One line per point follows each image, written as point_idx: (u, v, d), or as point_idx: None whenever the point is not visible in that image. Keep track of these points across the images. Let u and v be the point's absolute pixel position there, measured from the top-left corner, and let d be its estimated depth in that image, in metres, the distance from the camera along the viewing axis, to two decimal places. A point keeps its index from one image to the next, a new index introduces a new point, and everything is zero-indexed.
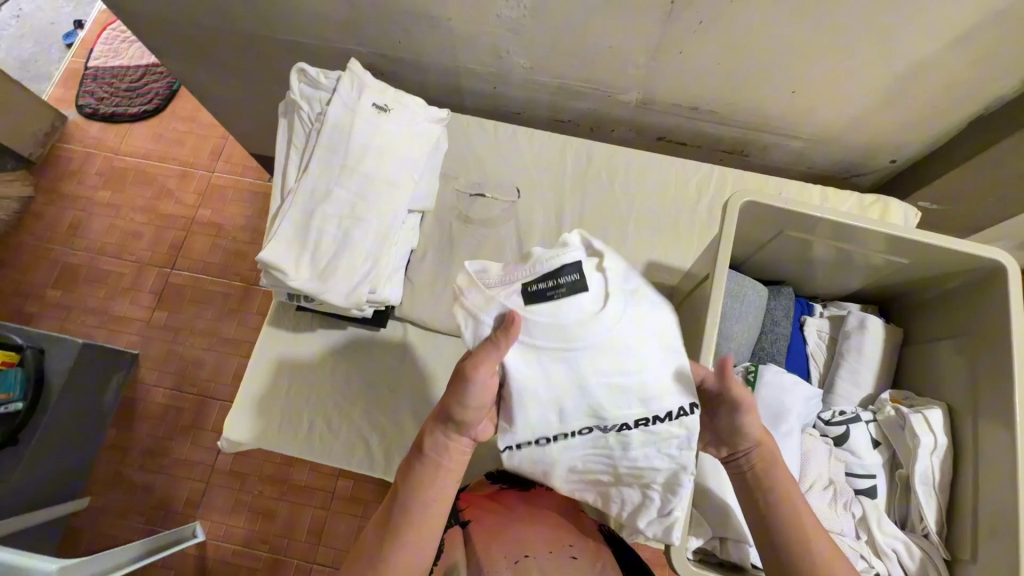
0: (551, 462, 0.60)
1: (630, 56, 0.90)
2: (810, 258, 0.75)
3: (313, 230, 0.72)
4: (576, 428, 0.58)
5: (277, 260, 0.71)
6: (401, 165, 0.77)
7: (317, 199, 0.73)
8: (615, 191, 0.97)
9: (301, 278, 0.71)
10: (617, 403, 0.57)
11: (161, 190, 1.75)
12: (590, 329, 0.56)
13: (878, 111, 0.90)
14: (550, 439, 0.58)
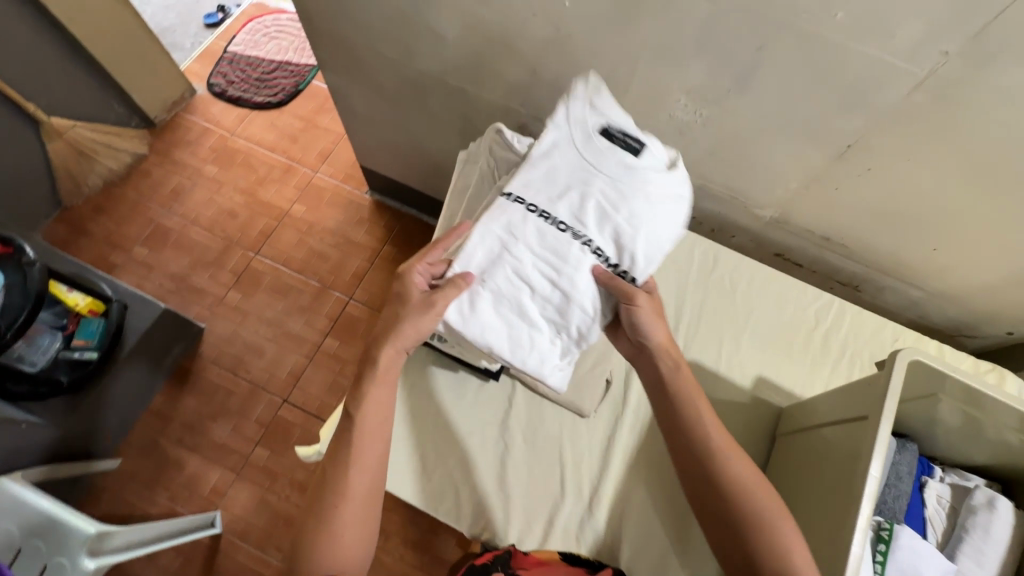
0: (513, 261, 0.67)
1: (782, 178, 0.94)
2: (944, 422, 0.75)
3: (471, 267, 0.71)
4: (558, 215, 0.67)
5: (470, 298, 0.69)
6: (628, 209, 0.67)
7: None
8: (735, 299, 0.99)
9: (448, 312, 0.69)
10: (600, 224, 0.67)
11: (265, 177, 1.82)
12: (647, 175, 0.68)
13: (1014, 287, 0.92)
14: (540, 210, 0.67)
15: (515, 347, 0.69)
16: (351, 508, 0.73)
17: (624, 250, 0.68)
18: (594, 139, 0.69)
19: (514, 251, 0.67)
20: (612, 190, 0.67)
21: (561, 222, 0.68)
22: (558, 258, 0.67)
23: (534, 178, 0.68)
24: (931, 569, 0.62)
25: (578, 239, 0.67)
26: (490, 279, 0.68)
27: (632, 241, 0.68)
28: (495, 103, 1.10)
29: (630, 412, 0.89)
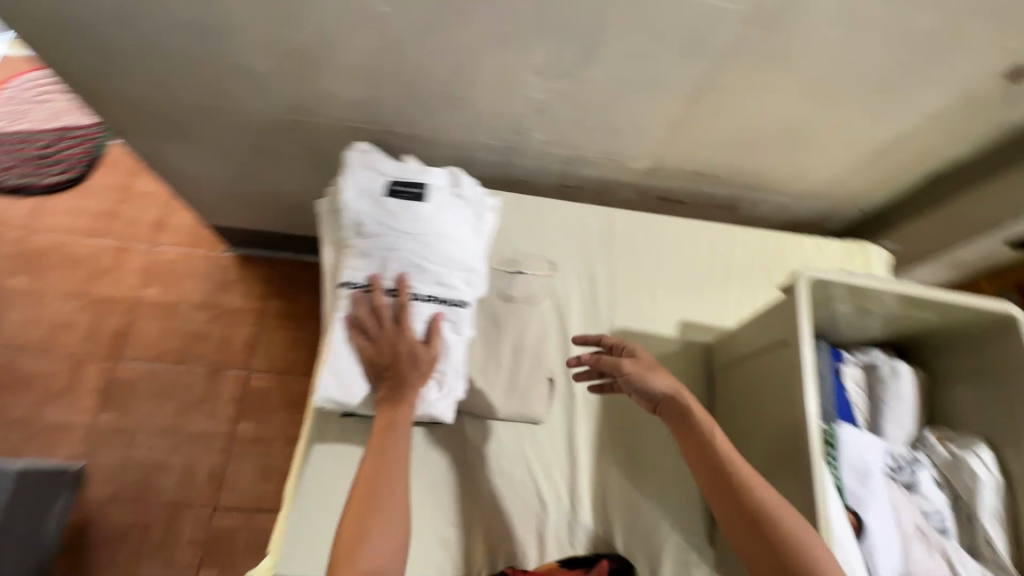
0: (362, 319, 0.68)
1: (648, 130, 0.95)
2: (843, 315, 0.83)
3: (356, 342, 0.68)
4: (389, 285, 0.69)
5: (341, 391, 0.66)
6: (437, 249, 0.70)
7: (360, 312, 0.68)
8: (640, 256, 1.01)
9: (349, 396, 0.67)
10: (426, 273, 0.70)
11: (93, 271, 1.52)
12: (447, 209, 0.73)
13: (856, 172, 1.03)
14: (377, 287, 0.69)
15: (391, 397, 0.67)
16: (382, 537, 0.58)
17: (451, 285, 0.71)
18: (384, 200, 0.69)
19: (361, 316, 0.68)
20: (429, 244, 0.70)
21: (388, 285, 0.69)
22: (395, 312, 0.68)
23: (357, 262, 0.70)
24: (869, 451, 0.69)
25: (408, 294, 0.69)
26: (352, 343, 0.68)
27: (458, 273, 0.72)
28: (340, 127, 0.99)
29: (581, 402, 0.89)
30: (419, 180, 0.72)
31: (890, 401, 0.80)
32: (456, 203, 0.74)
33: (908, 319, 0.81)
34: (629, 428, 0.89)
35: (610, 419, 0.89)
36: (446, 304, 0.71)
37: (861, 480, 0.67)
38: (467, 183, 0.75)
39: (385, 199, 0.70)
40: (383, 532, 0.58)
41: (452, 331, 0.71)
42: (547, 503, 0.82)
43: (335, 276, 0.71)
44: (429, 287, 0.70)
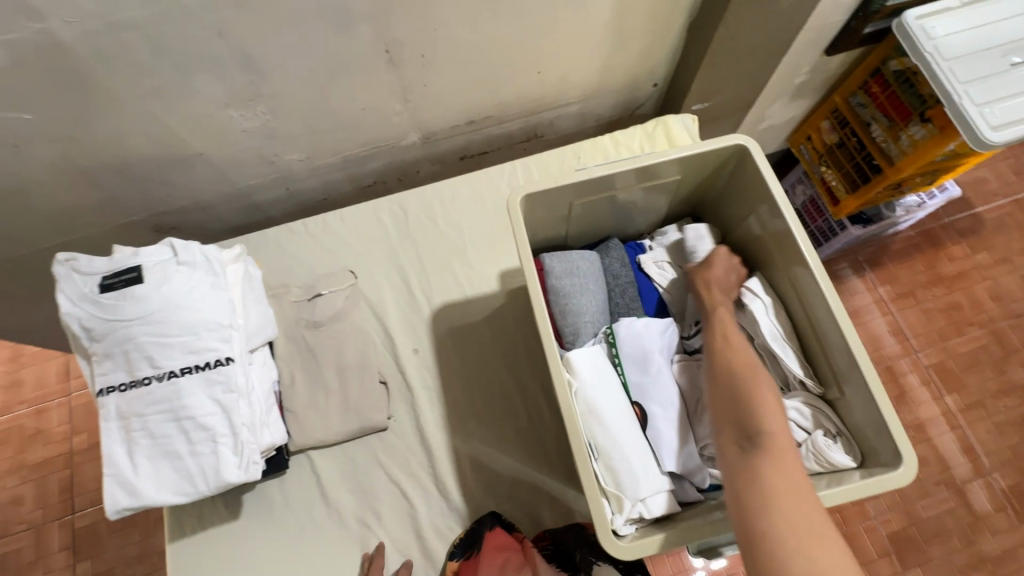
0: (132, 417, 0.68)
1: (385, 107, 0.93)
2: (615, 209, 0.80)
3: (135, 441, 0.68)
4: (142, 374, 0.68)
5: (135, 493, 0.67)
6: (173, 320, 0.69)
7: (127, 413, 0.68)
8: (441, 226, 1.00)
9: (147, 496, 0.67)
10: (168, 350, 0.69)
11: (20, 440, 1.56)
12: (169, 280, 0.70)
13: (614, 55, 0.99)
14: (130, 384, 0.68)
15: (190, 479, 0.68)
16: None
17: (202, 349, 0.70)
18: (100, 299, 0.68)
19: (133, 416, 0.68)
20: (160, 322, 0.69)
21: (141, 375, 0.68)
22: (158, 399, 0.68)
23: (104, 365, 0.69)
24: (653, 336, 0.67)
25: (163, 376, 0.68)
26: (133, 446, 0.68)
27: (205, 334, 0.70)
28: (110, 229, 0.98)
29: (422, 391, 0.89)
30: (129, 265, 0.69)
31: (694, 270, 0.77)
32: (179, 270, 0.71)
33: (671, 186, 0.77)
34: (477, 396, 0.89)
35: (454, 395, 0.89)
36: (203, 368, 0.70)
37: (645, 369, 0.65)
38: (186, 246, 0.72)
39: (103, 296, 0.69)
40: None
41: (222, 391, 0.70)
42: (413, 499, 0.83)
43: (93, 384, 0.70)
44: (177, 360, 0.69)
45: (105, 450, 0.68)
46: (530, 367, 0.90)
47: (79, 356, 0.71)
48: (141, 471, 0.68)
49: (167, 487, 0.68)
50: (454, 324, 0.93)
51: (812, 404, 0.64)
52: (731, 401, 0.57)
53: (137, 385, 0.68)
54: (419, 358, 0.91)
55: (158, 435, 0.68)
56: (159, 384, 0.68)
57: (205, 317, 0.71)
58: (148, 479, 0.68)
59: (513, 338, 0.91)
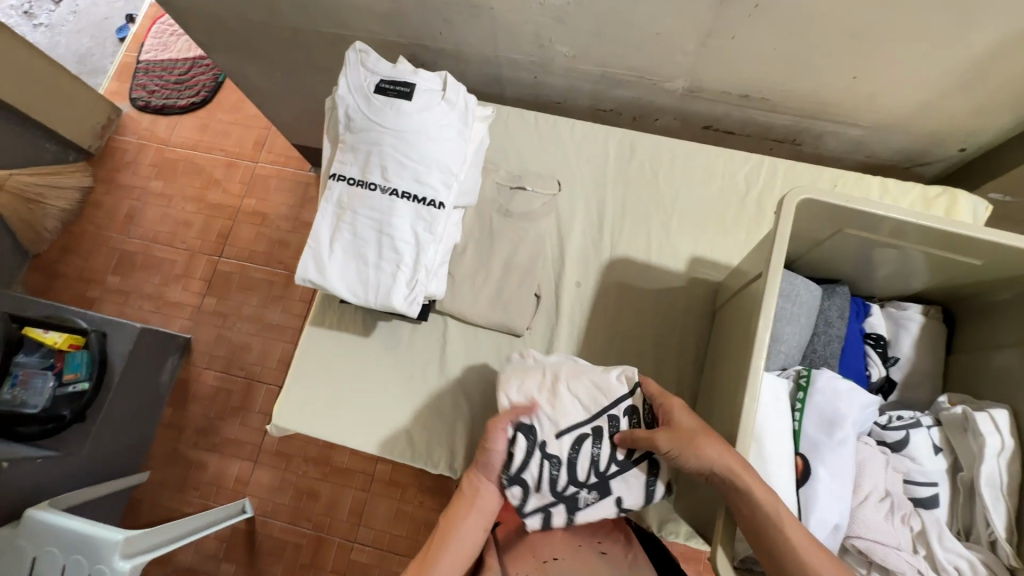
0: (347, 210, 0.73)
1: (678, 42, 0.86)
2: (871, 257, 0.70)
3: (340, 230, 0.73)
4: (371, 180, 0.73)
5: (321, 272, 0.73)
6: (418, 147, 0.72)
7: (346, 204, 0.73)
8: (659, 183, 0.95)
9: (325, 279, 0.73)
10: (402, 170, 0.72)
11: (209, 179, 1.80)
12: (430, 110, 0.73)
13: (951, 96, 0.83)
14: (359, 182, 0.73)
15: (364, 287, 0.73)
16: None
17: (426, 184, 0.73)
18: (373, 99, 0.72)
19: (349, 209, 0.73)
20: (407, 142, 0.72)
21: (370, 179, 0.73)
22: (374, 207, 0.73)
23: (347, 156, 0.74)
24: (847, 397, 0.60)
25: (387, 190, 0.72)
26: (336, 233, 0.74)
27: (435, 172, 0.73)
28: (376, 41, 1.04)
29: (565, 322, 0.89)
30: (407, 80, 0.72)
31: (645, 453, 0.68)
32: (441, 105, 0.73)
33: (953, 268, 0.66)
34: (611, 355, 0.87)
35: (592, 344, 0.88)
36: (418, 201, 0.73)
37: (825, 428, 0.59)
38: (456, 87, 0.74)
39: (375, 97, 0.73)
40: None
41: (423, 228, 0.73)
42: None
43: (329, 167, 0.76)
44: (403, 182, 0.72)
45: (315, 225, 0.74)
46: (675, 357, 0.86)
47: (328, 138, 0.77)
48: (331, 257, 0.73)
49: (344, 282, 0.73)
50: (624, 280, 0.91)
51: (992, 568, 0.55)
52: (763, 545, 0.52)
53: (364, 186, 0.73)
54: (577, 293, 0.91)
55: (359, 235, 0.73)
56: (380, 195, 0.73)
57: (441, 158, 0.73)
58: (333, 267, 0.73)
59: (672, 323, 0.88)
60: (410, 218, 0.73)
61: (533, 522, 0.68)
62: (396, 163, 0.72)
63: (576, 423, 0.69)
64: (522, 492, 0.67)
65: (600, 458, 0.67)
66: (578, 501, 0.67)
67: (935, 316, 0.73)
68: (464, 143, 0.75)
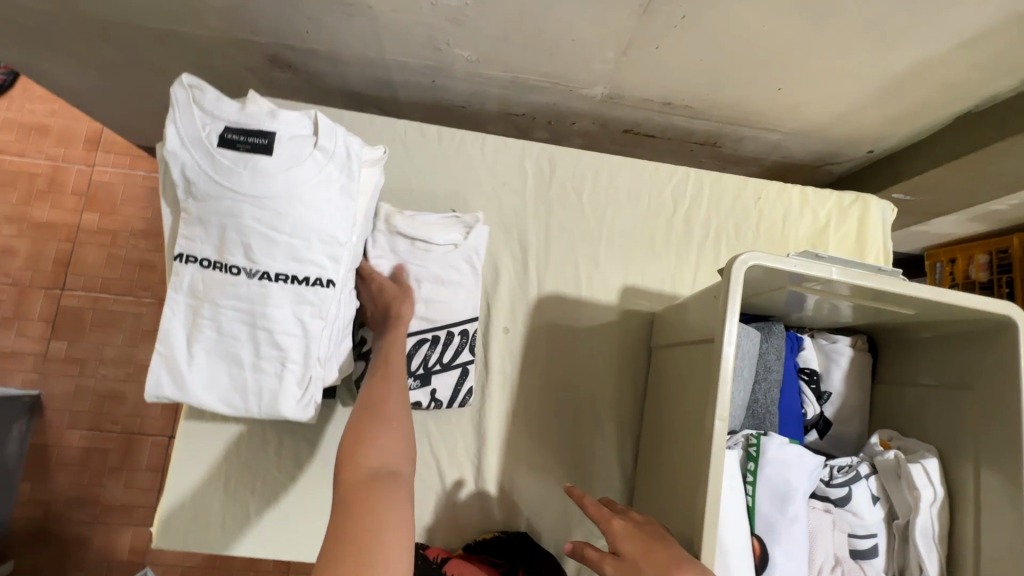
0: (207, 302, 0.57)
1: (597, 51, 0.75)
2: (808, 301, 0.67)
3: (201, 327, 0.57)
4: (233, 263, 0.56)
5: (181, 385, 0.57)
6: (291, 218, 0.56)
7: (204, 294, 0.57)
8: (583, 206, 0.86)
9: (190, 392, 0.57)
10: (273, 248, 0.56)
11: (29, 191, 1.43)
12: (303, 166, 0.57)
13: (868, 107, 0.81)
14: (217, 266, 0.56)
15: (243, 394, 0.58)
16: (385, 443, 0.56)
17: (308, 262, 0.58)
18: (219, 156, 0.54)
19: (210, 301, 0.57)
20: (275, 211, 0.56)
21: (230, 261, 0.56)
22: (243, 295, 0.57)
23: (195, 232, 0.56)
24: (799, 461, 0.58)
25: (256, 274, 0.57)
26: (198, 330, 0.57)
27: (317, 246, 0.58)
28: (223, 38, 0.81)
29: (495, 377, 0.80)
30: (264, 127, 0.55)
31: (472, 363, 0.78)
32: (314, 156, 0.57)
33: (884, 311, 0.65)
34: (547, 406, 0.80)
35: (528, 397, 0.80)
36: (300, 284, 0.58)
37: (777, 500, 0.57)
38: (331, 129, 0.59)
39: (220, 151, 0.55)
40: (385, 439, 0.57)
41: (311, 314, 0.59)
42: (445, 482, 0.77)
43: (173, 244, 0.58)
44: (277, 262, 0.57)
45: (164, 322, 0.57)
46: (614, 402, 0.81)
47: (166, 203, 0.58)
48: (193, 364, 0.57)
49: (216, 392, 0.58)
50: (555, 321, 0.83)
51: None
52: None
53: (222, 270, 0.56)
54: (506, 339, 0.81)
55: (230, 332, 0.57)
56: (249, 282, 0.57)
57: (326, 226, 0.58)
58: (199, 375, 0.57)
59: (609, 365, 0.82)
60: (292, 303, 0.58)
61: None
62: (266, 240, 0.56)
63: (422, 327, 0.76)
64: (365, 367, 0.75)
65: (431, 360, 0.76)
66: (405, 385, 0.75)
67: (861, 348, 0.73)
68: (353, 202, 0.60)
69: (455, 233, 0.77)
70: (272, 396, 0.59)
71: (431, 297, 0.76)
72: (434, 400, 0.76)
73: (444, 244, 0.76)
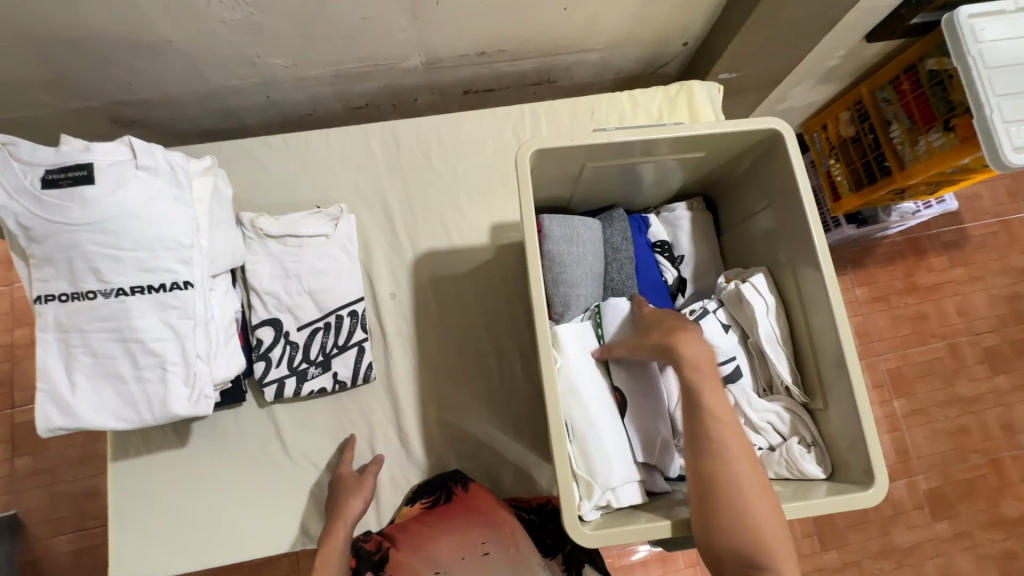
0: (74, 330, 0.61)
1: (391, 23, 0.82)
2: (626, 176, 0.74)
3: (77, 356, 0.61)
4: (87, 289, 0.61)
5: (71, 413, 0.61)
6: (127, 233, 0.61)
7: (70, 324, 0.61)
8: (436, 164, 0.92)
9: (81, 416, 0.61)
10: (118, 264, 0.61)
11: None
12: (126, 186, 0.61)
13: (652, 1, 0.89)
14: (74, 296, 0.61)
15: (134, 406, 0.62)
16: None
17: (159, 270, 0.63)
18: (43, 196, 0.59)
19: (78, 330, 0.61)
20: (109, 231, 0.60)
21: (86, 288, 0.61)
22: (106, 316, 0.61)
23: (44, 272, 0.61)
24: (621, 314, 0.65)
25: (111, 293, 0.61)
26: (74, 359, 0.61)
27: (162, 252, 0.63)
28: (59, 112, 0.87)
29: (396, 337, 0.85)
30: (80, 161, 0.60)
31: (367, 339, 0.82)
32: (138, 175, 0.62)
33: (690, 164, 0.72)
34: (451, 351, 0.85)
35: (430, 349, 0.85)
36: (156, 291, 0.62)
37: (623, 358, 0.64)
38: (148, 149, 0.63)
39: (47, 193, 0.60)
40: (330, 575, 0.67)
41: (177, 316, 0.63)
42: (374, 445, 0.81)
43: (30, 289, 0.62)
44: (128, 277, 0.62)
45: (41, 361, 0.61)
46: (510, 329, 0.86)
47: (15, 256, 0.63)
48: (79, 391, 0.61)
49: (107, 411, 0.62)
50: (437, 273, 0.88)
51: (793, 410, 0.63)
52: (709, 477, 0.52)
53: (80, 298, 0.61)
54: (396, 304, 0.86)
55: (105, 354, 0.62)
56: (108, 302, 0.61)
57: (165, 234, 0.63)
58: (87, 400, 0.61)
59: (497, 296, 0.87)
60: (155, 311, 0.63)
61: (269, 391, 0.79)
62: (109, 259, 0.61)
63: (312, 318, 0.81)
64: (264, 366, 0.79)
65: (328, 345, 0.81)
66: (309, 372, 0.80)
67: (698, 209, 0.79)
68: (186, 207, 0.65)
69: (322, 225, 0.83)
70: (162, 401, 0.63)
71: (312, 285, 0.82)
72: (338, 382, 0.81)
73: (312, 236, 0.82)
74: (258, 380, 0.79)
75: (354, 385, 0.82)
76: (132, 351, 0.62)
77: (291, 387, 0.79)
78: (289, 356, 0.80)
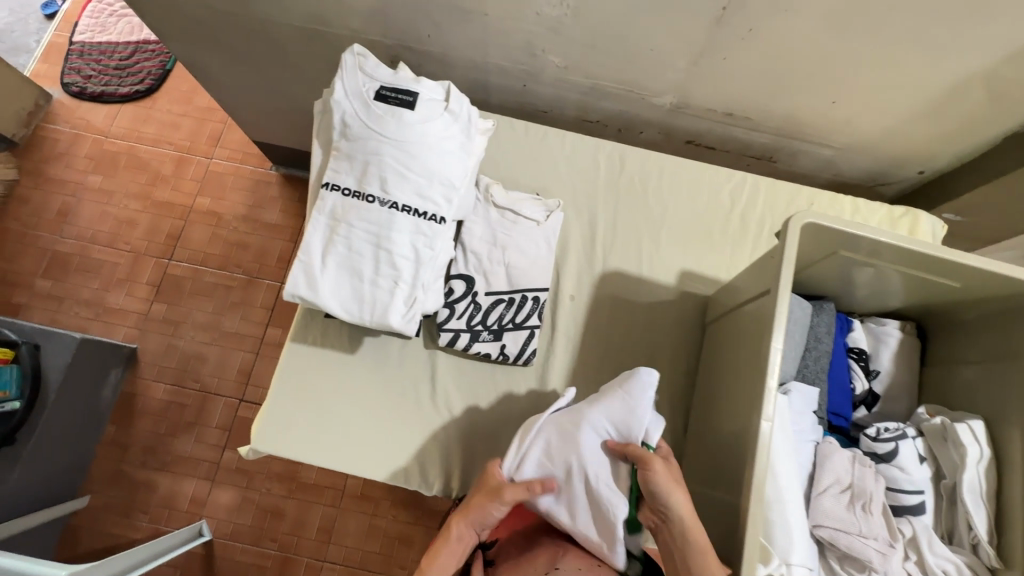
0: (343, 221, 0.69)
1: (670, 60, 0.87)
2: (853, 276, 0.74)
3: (334, 244, 0.68)
4: (369, 192, 0.68)
5: (313, 289, 0.68)
6: (420, 159, 0.69)
7: (341, 215, 0.69)
8: (649, 196, 0.96)
9: (317, 295, 0.68)
10: (402, 182, 0.68)
11: (155, 175, 1.66)
12: (434, 121, 0.70)
13: (917, 123, 0.89)
14: (356, 195, 0.69)
15: (360, 304, 0.69)
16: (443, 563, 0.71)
17: (428, 199, 0.70)
18: (372, 106, 0.68)
19: (347, 223, 0.68)
20: (407, 151, 0.68)
21: (368, 191, 0.69)
22: (373, 220, 0.68)
23: (341, 165, 0.69)
24: (615, 395, 0.73)
25: (386, 203, 0.68)
26: (333, 245, 0.69)
27: (436, 186, 0.70)
28: (358, 40, 0.99)
29: (560, 335, 0.88)
30: (411, 88, 0.69)
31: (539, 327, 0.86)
32: (444, 116, 0.70)
33: (929, 287, 0.71)
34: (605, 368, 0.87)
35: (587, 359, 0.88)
36: (419, 216, 0.69)
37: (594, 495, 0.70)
38: (459, 98, 0.72)
39: (375, 104, 0.69)
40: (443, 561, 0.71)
41: (424, 244, 0.70)
42: (509, 424, 0.84)
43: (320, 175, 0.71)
44: (404, 196, 0.69)
45: (307, 237, 0.69)
46: (667, 372, 0.87)
47: (319, 144, 0.72)
48: (324, 274, 0.68)
49: (338, 299, 0.68)
50: (617, 293, 0.91)
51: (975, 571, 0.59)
52: None
53: (360, 198, 0.69)
54: (571, 306, 0.90)
55: (357, 251, 0.69)
56: (379, 210, 0.68)
57: (444, 172, 0.70)
58: (328, 283, 0.68)
59: (665, 335, 0.89)
60: (411, 232, 0.69)
61: (443, 337, 0.84)
62: (397, 175, 0.68)
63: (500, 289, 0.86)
64: (447, 314, 0.84)
65: (505, 318, 0.85)
66: (482, 335, 0.84)
67: (908, 333, 0.78)
68: (466, 155, 0.72)
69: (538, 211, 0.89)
70: (383, 309, 0.69)
71: (512, 259, 0.86)
72: (503, 354, 0.84)
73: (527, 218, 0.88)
74: (437, 324, 0.84)
75: (512, 364, 0.86)
76: (380, 258, 0.69)
77: (463, 341, 0.84)
78: (470, 314, 0.84)
